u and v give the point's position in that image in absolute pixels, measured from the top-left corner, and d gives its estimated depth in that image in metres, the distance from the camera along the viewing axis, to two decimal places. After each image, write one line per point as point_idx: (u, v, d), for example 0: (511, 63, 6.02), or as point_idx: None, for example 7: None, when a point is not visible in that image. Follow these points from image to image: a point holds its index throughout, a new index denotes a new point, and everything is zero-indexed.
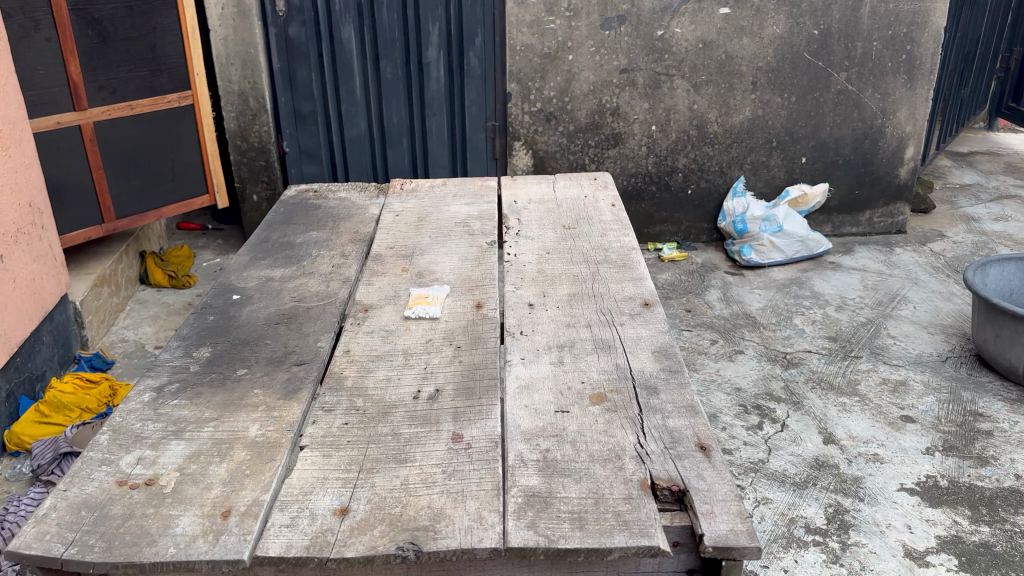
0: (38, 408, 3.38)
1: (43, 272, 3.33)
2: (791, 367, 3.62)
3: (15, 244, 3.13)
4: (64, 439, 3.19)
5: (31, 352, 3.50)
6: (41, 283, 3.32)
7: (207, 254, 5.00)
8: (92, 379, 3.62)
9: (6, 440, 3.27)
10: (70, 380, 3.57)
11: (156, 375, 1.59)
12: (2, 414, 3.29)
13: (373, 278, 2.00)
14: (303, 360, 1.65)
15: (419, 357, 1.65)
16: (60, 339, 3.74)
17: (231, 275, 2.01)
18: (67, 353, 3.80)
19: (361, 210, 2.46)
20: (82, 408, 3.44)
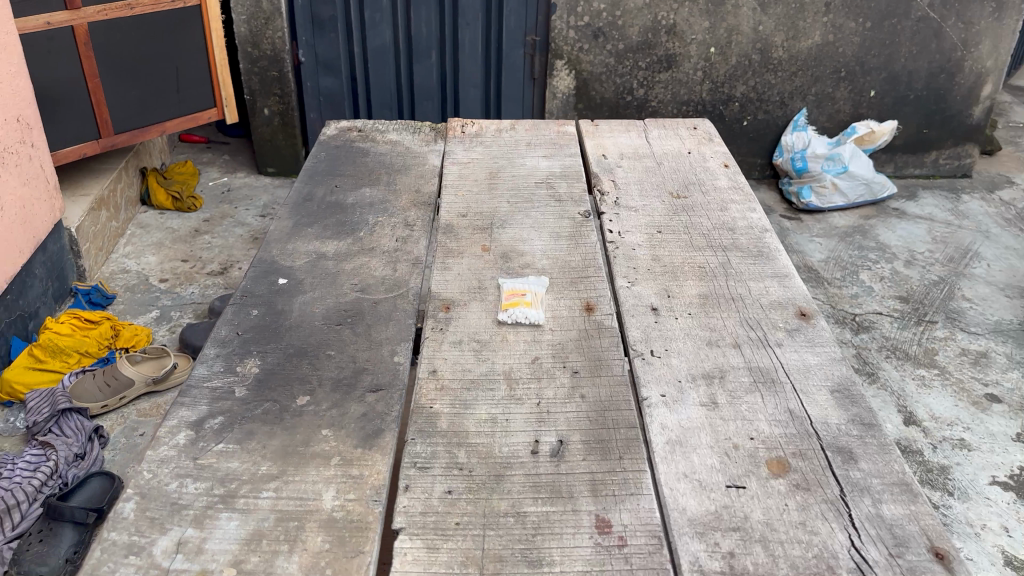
0: (32, 352, 3.02)
1: (33, 196, 2.98)
2: (862, 332, 2.96)
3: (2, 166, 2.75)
4: (62, 391, 2.83)
5: (23, 287, 3.11)
6: (30, 210, 2.98)
7: (214, 173, 4.54)
8: (92, 319, 3.25)
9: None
10: (67, 320, 3.20)
11: (193, 404, 1.23)
12: None
13: (449, 258, 1.62)
14: (378, 385, 1.28)
15: (527, 388, 1.28)
16: (54, 272, 3.34)
17: (272, 249, 1.63)
18: (63, 285, 3.41)
19: (419, 159, 2.05)
20: (81, 353, 3.10)
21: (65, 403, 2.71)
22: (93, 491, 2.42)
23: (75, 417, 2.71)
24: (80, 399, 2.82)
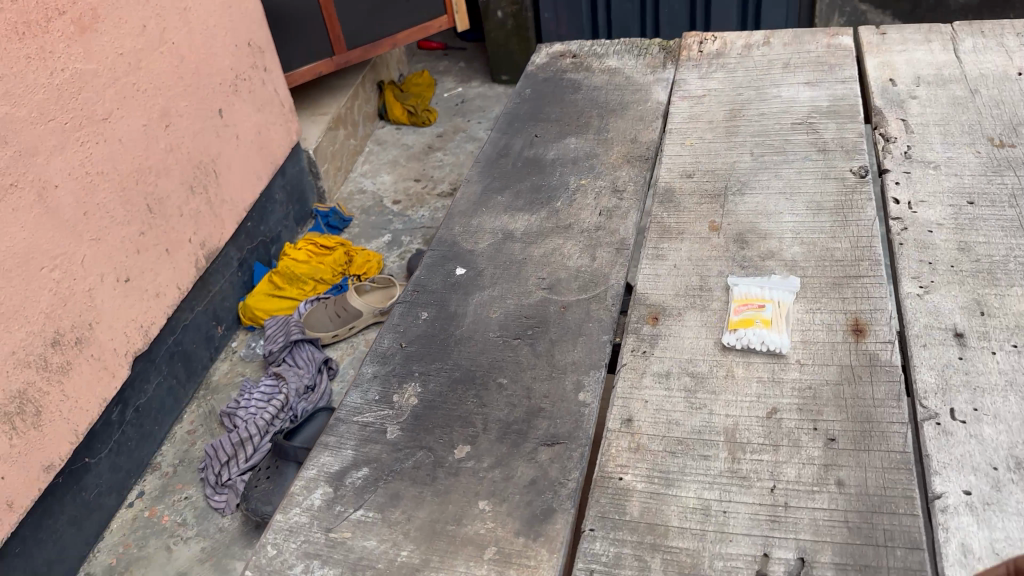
0: (273, 278, 3.04)
1: (269, 122, 2.94)
2: None
3: (235, 93, 2.72)
4: (296, 320, 2.82)
5: (265, 212, 3.15)
6: (267, 136, 2.94)
7: (449, 83, 4.38)
8: (327, 246, 3.22)
9: (240, 314, 2.96)
10: (304, 245, 3.20)
11: (337, 446, 1.02)
12: (236, 284, 2.98)
13: (664, 240, 1.27)
14: (555, 437, 0.98)
15: (756, 465, 0.92)
16: (294, 195, 3.35)
17: (453, 226, 1.36)
18: (303, 208, 3.42)
19: (641, 95, 1.66)
20: (316, 281, 3.08)
21: (298, 334, 2.73)
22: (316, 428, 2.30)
23: (307, 348, 2.74)
24: (313, 329, 2.80)
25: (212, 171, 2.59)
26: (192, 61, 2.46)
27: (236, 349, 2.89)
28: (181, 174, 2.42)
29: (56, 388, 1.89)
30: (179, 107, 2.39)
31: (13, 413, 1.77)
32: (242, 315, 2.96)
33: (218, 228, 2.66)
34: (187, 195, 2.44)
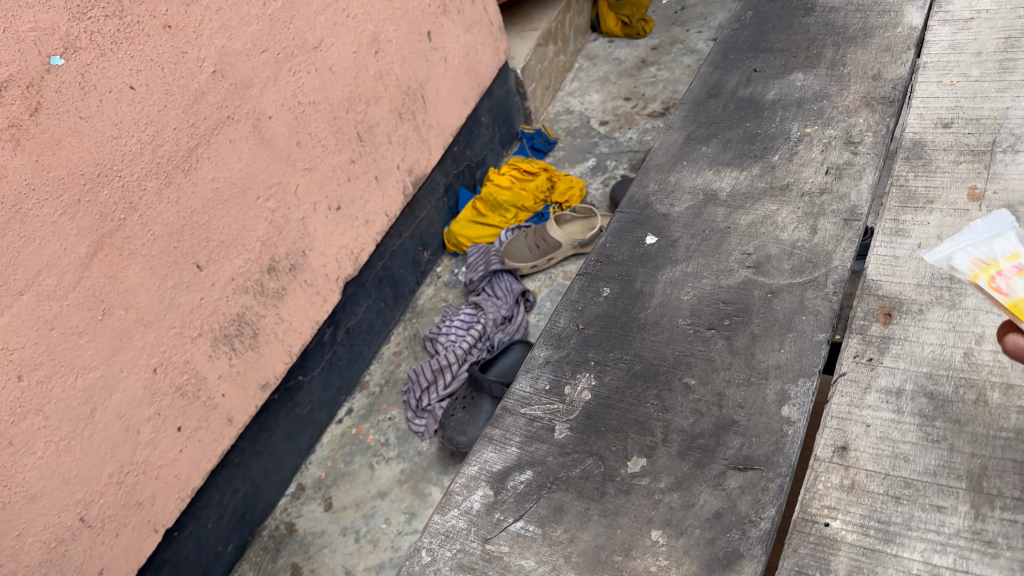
0: (476, 205, 3.04)
1: (478, 43, 2.89)
2: None
3: (445, 15, 2.67)
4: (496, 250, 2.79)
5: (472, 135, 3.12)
6: (476, 58, 2.90)
7: None
8: (531, 170, 3.14)
9: (445, 240, 3.00)
10: (508, 169, 3.14)
11: (503, 440, 0.93)
12: (442, 210, 3.01)
13: (907, 210, 1.03)
14: (748, 460, 0.83)
15: (1009, 528, 0.71)
16: (500, 117, 3.29)
17: (650, 182, 1.20)
18: (510, 130, 3.37)
19: (890, 16, 1.36)
20: (518, 207, 3.04)
21: (497, 264, 2.71)
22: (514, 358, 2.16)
23: (505, 278, 2.71)
24: (511, 259, 2.76)
25: (420, 96, 2.61)
26: None
27: (440, 275, 2.93)
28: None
29: (271, 311, 1.75)
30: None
31: (231, 335, 1.65)
32: (447, 241, 3.01)
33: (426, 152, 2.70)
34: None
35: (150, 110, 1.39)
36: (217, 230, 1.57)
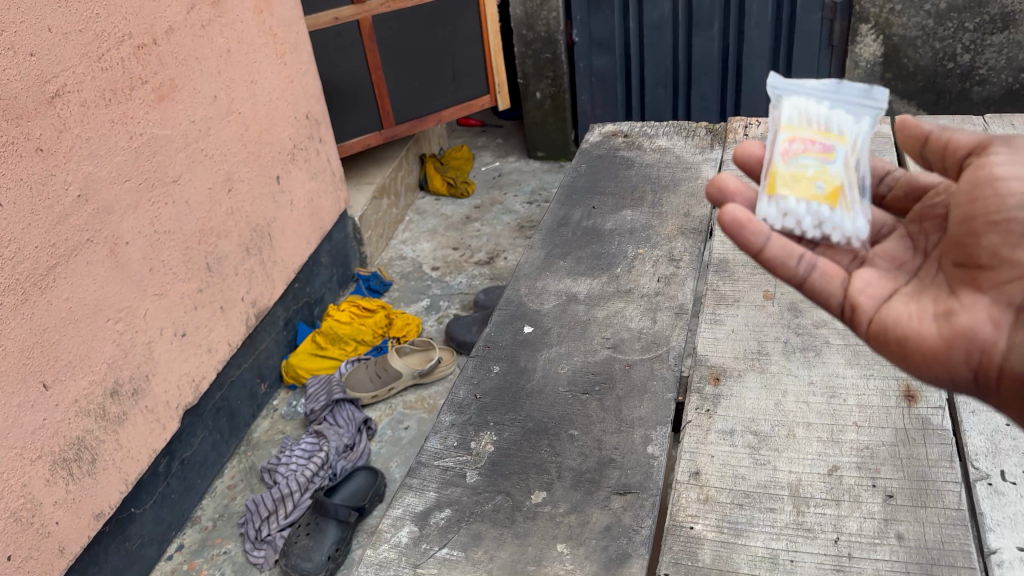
0: (315, 338, 3.10)
1: (321, 190, 3.08)
2: None
3: (293, 162, 2.88)
4: (338, 378, 2.86)
5: (311, 274, 3.26)
6: (318, 202, 3.08)
7: (487, 157, 4.42)
8: (369, 308, 3.31)
9: (283, 372, 3.01)
10: (347, 307, 3.28)
11: (421, 487, 1.08)
12: (280, 343, 3.04)
13: (721, 306, 1.34)
14: (627, 487, 1.05)
15: (821, 517, 0.97)
16: (338, 259, 3.46)
17: (520, 287, 1.45)
18: (346, 272, 3.52)
19: (691, 172, 1.76)
20: (357, 341, 3.15)
21: (340, 392, 2.74)
22: (357, 486, 2.41)
23: (347, 406, 2.74)
24: (353, 387, 2.83)
25: (268, 235, 2.72)
26: (256, 131, 2.61)
27: (278, 407, 2.90)
28: (238, 236, 2.52)
29: (111, 437, 1.87)
30: (242, 172, 2.53)
31: (70, 460, 1.75)
32: (284, 373, 3.01)
33: (270, 287, 2.76)
34: (243, 256, 2.55)
35: (15, 229, 1.59)
36: (65, 350, 1.73)
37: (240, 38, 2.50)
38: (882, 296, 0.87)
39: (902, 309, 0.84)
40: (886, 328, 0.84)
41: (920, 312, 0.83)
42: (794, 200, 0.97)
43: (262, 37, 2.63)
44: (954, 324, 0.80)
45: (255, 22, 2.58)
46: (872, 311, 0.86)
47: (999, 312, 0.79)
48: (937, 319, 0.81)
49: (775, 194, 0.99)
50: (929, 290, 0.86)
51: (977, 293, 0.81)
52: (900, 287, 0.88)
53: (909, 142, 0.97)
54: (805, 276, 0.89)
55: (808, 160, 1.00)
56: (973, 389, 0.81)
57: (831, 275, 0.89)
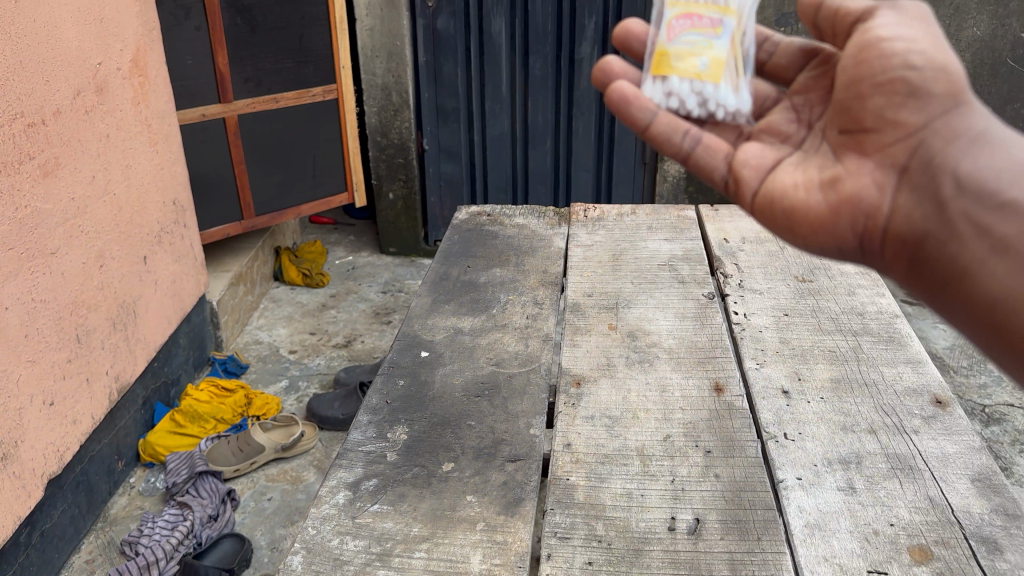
0: (174, 417, 3.08)
1: (183, 273, 3.20)
2: (992, 424, 2.84)
3: (159, 244, 3.00)
4: (200, 454, 2.88)
5: (169, 355, 3.22)
6: (181, 284, 3.19)
7: (340, 251, 4.57)
8: (229, 387, 3.33)
9: (140, 450, 2.95)
10: (207, 387, 3.28)
11: (350, 465, 1.32)
12: (138, 421, 2.99)
13: (579, 336, 1.71)
14: (517, 456, 1.34)
15: (661, 465, 1.31)
16: (195, 341, 3.44)
17: (414, 323, 1.74)
18: (202, 354, 3.50)
19: (544, 242, 2.17)
20: (218, 418, 3.15)
21: (203, 465, 2.79)
22: (223, 554, 2.45)
23: (210, 479, 2.77)
24: (216, 461, 2.87)
25: (133, 312, 2.79)
26: (128, 211, 2.75)
27: (135, 484, 2.85)
28: (107, 311, 2.59)
29: None
30: (112, 251, 2.64)
31: None
32: (141, 450, 2.95)
33: (132, 363, 2.80)
34: (109, 330, 2.61)
35: None
36: None
37: (118, 125, 2.69)
38: (767, 169, 1.06)
39: (788, 178, 1.03)
40: (774, 198, 1.02)
41: (805, 181, 1.01)
42: (678, 80, 1.23)
43: (137, 126, 2.82)
44: (838, 190, 0.97)
45: (132, 111, 2.78)
46: (760, 180, 1.05)
47: (883, 175, 0.96)
48: (824, 187, 0.98)
49: (664, 75, 1.24)
50: (815, 160, 1.04)
51: (863, 158, 0.98)
52: (786, 160, 1.07)
53: (806, 13, 1.13)
54: (692, 151, 1.11)
55: (695, 36, 1.25)
56: (854, 250, 0.99)
57: (716, 148, 1.11)
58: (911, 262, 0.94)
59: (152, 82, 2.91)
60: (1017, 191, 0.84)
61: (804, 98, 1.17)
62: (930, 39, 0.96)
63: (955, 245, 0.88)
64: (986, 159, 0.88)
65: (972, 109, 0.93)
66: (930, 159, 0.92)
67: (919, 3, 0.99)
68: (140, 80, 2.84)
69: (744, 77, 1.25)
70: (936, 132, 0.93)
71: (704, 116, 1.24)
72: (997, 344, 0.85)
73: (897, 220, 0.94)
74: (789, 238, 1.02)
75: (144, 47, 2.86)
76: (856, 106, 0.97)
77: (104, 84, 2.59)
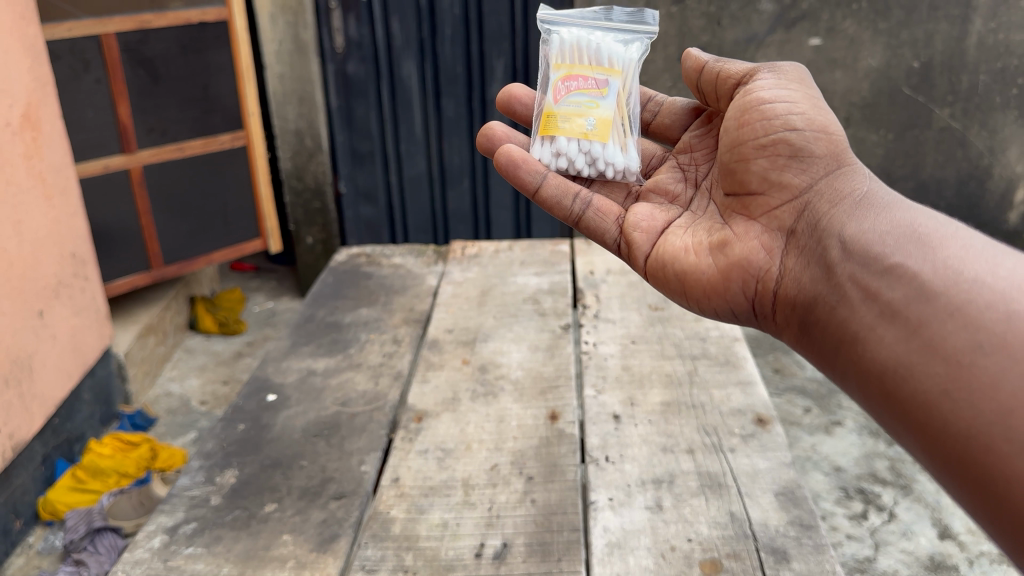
0: (75, 473, 2.71)
1: (85, 326, 2.88)
2: (896, 443, 2.77)
3: (56, 298, 2.70)
4: (99, 509, 2.56)
5: (71, 410, 2.85)
6: (82, 339, 2.87)
7: (260, 297, 4.38)
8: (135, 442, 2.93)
9: (38, 509, 2.62)
10: (110, 441, 2.88)
11: (171, 510, 1.34)
12: (36, 480, 2.65)
13: (431, 371, 1.71)
14: (342, 493, 1.36)
15: (482, 493, 1.34)
16: (99, 396, 3.07)
17: (269, 367, 1.77)
18: (107, 409, 3.13)
19: (417, 280, 2.19)
20: (119, 473, 2.74)
21: (101, 520, 2.50)
22: None
23: (109, 535, 2.48)
24: (115, 517, 2.54)
25: (28, 367, 2.49)
26: (20, 267, 2.49)
27: (33, 544, 2.56)
28: None
29: None
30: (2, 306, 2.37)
31: None
32: (40, 510, 2.62)
33: (28, 421, 2.50)
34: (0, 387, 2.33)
35: None
36: None
37: (8, 180, 2.44)
38: (657, 233, 1.29)
39: (682, 241, 1.24)
40: (668, 258, 1.23)
41: (696, 245, 1.22)
42: (566, 140, 1.51)
43: (30, 179, 2.57)
44: (729, 254, 1.16)
45: (24, 165, 2.53)
46: (652, 243, 1.27)
47: (772, 242, 1.14)
48: (717, 248, 1.18)
49: (551, 135, 1.52)
50: (703, 228, 1.26)
51: (752, 223, 1.18)
52: (683, 226, 1.29)
53: (689, 76, 1.40)
54: (582, 213, 1.35)
55: (581, 97, 1.53)
56: (749, 309, 1.15)
57: (604, 214, 1.35)
58: (801, 326, 1.06)
59: (46, 136, 2.67)
60: (897, 257, 0.92)
61: (689, 156, 1.45)
62: (810, 102, 1.18)
63: (843, 309, 0.96)
64: (867, 226, 1.01)
65: (854, 176, 1.10)
66: (814, 224, 1.09)
67: (798, 67, 1.24)
68: (32, 135, 2.59)
69: (628, 137, 1.55)
70: (817, 198, 1.11)
71: (594, 174, 1.52)
72: (889, 417, 0.87)
73: (787, 282, 1.09)
74: (684, 295, 1.20)
75: (38, 100, 2.62)
76: (741, 168, 1.20)
77: None
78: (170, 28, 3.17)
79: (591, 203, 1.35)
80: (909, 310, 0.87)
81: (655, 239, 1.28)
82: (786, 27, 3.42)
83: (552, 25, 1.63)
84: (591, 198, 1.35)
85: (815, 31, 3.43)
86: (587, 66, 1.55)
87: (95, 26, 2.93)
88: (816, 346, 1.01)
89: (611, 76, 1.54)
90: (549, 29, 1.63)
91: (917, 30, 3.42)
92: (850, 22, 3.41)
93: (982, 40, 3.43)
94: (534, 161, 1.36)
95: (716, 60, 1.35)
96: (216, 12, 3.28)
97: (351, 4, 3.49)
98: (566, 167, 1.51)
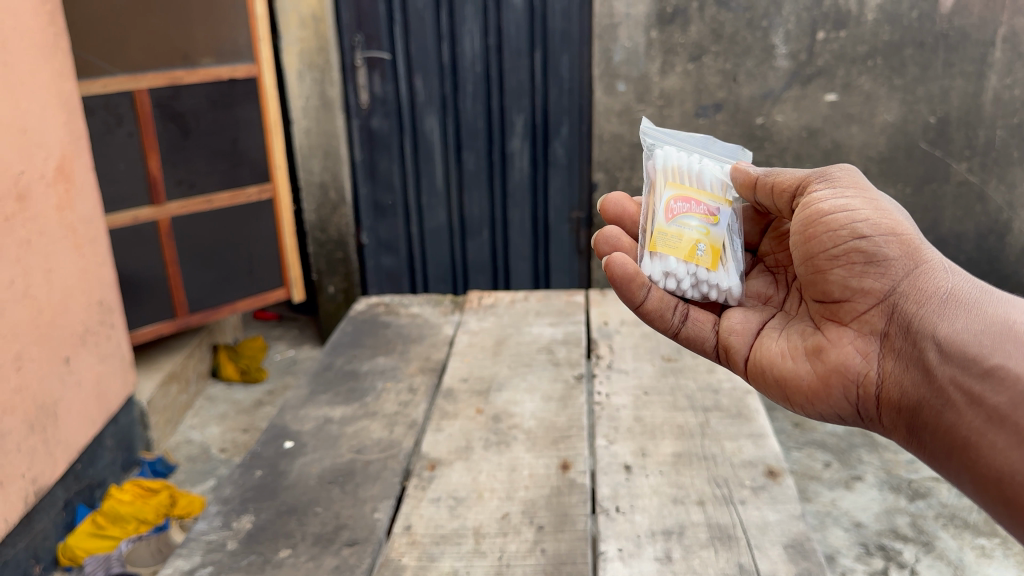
0: (95, 518, 2.71)
1: (110, 373, 2.93)
2: (917, 498, 2.74)
3: (82, 345, 2.76)
4: (117, 556, 2.57)
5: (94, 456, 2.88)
6: (107, 386, 2.92)
7: (281, 346, 4.43)
8: (154, 487, 2.91)
9: (58, 554, 2.61)
10: (129, 486, 2.88)
11: (188, 554, 1.37)
12: (57, 525, 2.64)
13: (445, 421, 1.73)
14: (354, 540, 1.38)
15: (492, 541, 1.35)
16: (122, 443, 3.09)
17: (287, 414, 1.80)
18: (129, 455, 3.15)
19: (434, 329, 2.23)
20: (139, 519, 2.72)
21: (118, 565, 2.54)
22: None
23: None
24: (133, 563, 2.56)
25: (53, 413, 2.54)
26: (50, 315, 2.56)
27: None
28: (22, 414, 2.37)
29: None
30: (31, 353, 2.44)
31: None
32: (59, 555, 2.61)
33: (52, 466, 2.54)
34: (26, 433, 2.39)
35: None
36: None
37: (40, 230, 2.52)
38: (753, 334, 1.39)
39: (779, 346, 1.32)
40: (767, 363, 1.32)
41: (791, 352, 1.29)
42: (675, 260, 1.46)
43: (61, 230, 2.65)
44: (826, 360, 1.23)
45: (56, 216, 2.62)
46: (749, 346, 1.37)
47: (867, 345, 1.20)
48: (816, 357, 1.25)
49: (660, 253, 1.47)
50: (795, 330, 1.33)
51: (843, 328, 1.24)
52: (778, 330, 1.37)
53: (742, 189, 1.47)
54: (681, 326, 1.42)
55: (693, 219, 1.49)
56: (854, 412, 1.22)
57: (702, 322, 1.43)
58: (910, 428, 1.12)
59: (78, 187, 2.76)
60: (997, 359, 0.99)
61: (775, 258, 1.56)
62: (870, 204, 1.23)
63: (951, 413, 1.03)
64: (959, 325, 1.07)
65: (935, 271, 1.16)
66: (906, 325, 1.15)
67: (847, 171, 1.29)
68: (65, 187, 2.69)
69: (732, 262, 1.51)
70: (903, 297, 1.16)
71: (697, 296, 1.48)
72: (1013, 523, 0.94)
73: (890, 384, 1.15)
74: (787, 400, 1.28)
75: (71, 153, 2.73)
76: (820, 279, 1.26)
77: (26, 191, 2.45)
78: (201, 84, 3.27)
79: (688, 315, 1.43)
80: (1017, 416, 0.94)
81: (751, 341, 1.38)
82: (801, 83, 3.49)
83: (655, 141, 1.62)
84: (688, 310, 1.43)
85: (831, 87, 3.49)
86: (695, 189, 1.52)
87: (129, 82, 3.05)
88: (928, 449, 1.08)
89: (720, 204, 1.52)
90: (652, 144, 1.61)
91: (932, 85, 3.47)
92: (866, 78, 3.47)
93: (998, 96, 3.47)
94: (643, 275, 1.39)
95: (768, 173, 1.41)
96: (246, 69, 3.39)
97: (376, 62, 3.61)
98: (673, 288, 1.46)
